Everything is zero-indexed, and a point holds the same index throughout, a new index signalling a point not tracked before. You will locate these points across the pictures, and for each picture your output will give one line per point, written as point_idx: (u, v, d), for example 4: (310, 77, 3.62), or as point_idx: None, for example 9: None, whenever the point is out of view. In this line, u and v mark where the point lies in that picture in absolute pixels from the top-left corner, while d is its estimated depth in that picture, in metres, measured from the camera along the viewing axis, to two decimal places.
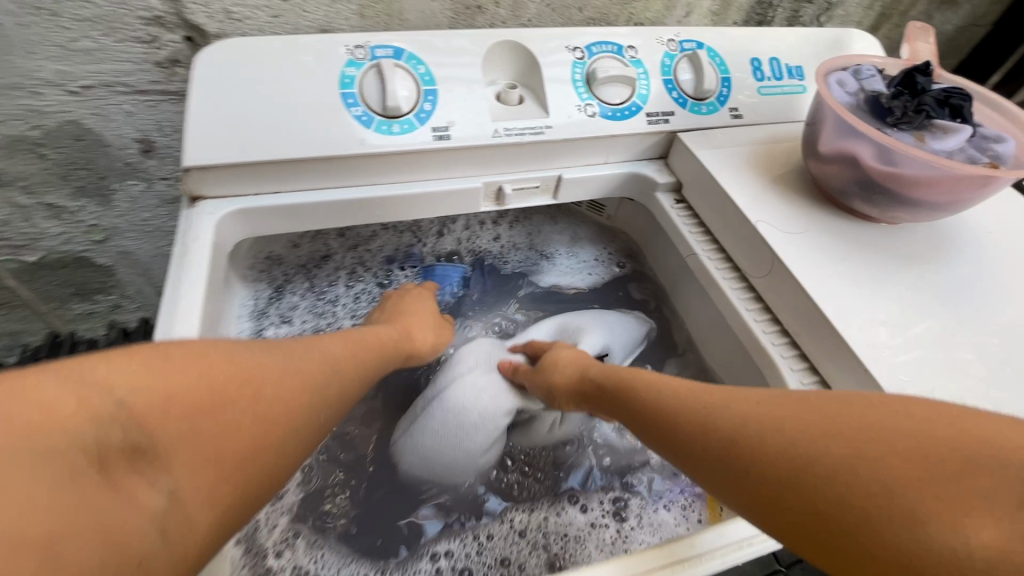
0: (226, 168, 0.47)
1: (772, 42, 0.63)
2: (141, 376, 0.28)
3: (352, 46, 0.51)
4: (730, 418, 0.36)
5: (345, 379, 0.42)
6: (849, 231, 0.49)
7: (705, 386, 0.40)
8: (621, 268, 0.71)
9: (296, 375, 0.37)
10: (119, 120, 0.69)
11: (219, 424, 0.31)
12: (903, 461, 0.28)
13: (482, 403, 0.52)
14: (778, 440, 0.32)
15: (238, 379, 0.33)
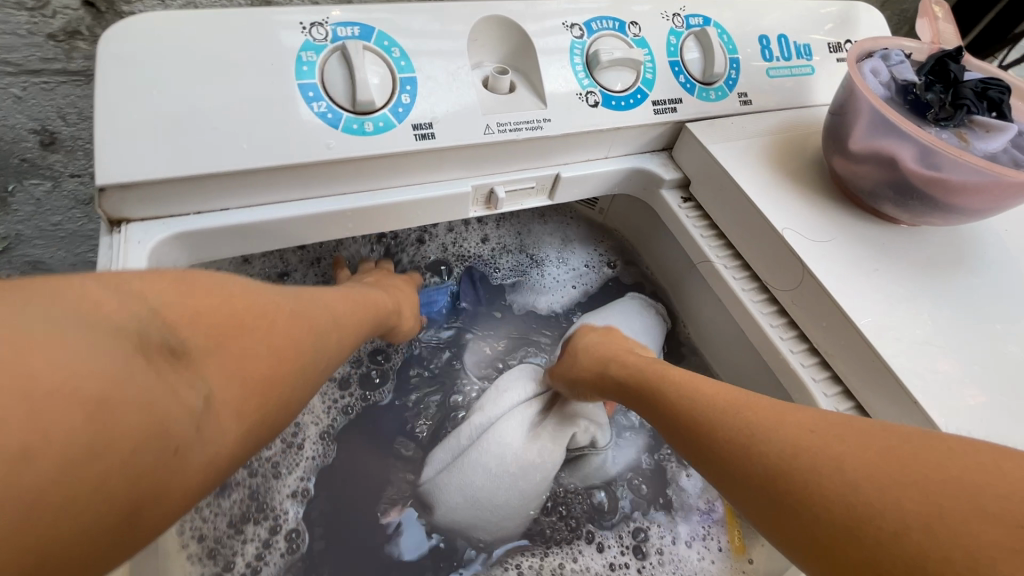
0: (157, 183, 0.38)
1: (780, 17, 0.57)
2: (170, 289, 0.26)
3: (307, 24, 0.41)
4: (778, 442, 0.30)
5: (347, 332, 0.39)
6: (878, 238, 0.45)
7: (750, 398, 0.34)
8: (611, 269, 0.67)
9: (307, 321, 0.34)
10: (6, 108, 0.56)
11: (246, 346, 0.28)
12: (990, 527, 0.22)
13: (517, 458, 0.48)
14: (834, 479, 0.27)
15: (256, 310, 0.30)
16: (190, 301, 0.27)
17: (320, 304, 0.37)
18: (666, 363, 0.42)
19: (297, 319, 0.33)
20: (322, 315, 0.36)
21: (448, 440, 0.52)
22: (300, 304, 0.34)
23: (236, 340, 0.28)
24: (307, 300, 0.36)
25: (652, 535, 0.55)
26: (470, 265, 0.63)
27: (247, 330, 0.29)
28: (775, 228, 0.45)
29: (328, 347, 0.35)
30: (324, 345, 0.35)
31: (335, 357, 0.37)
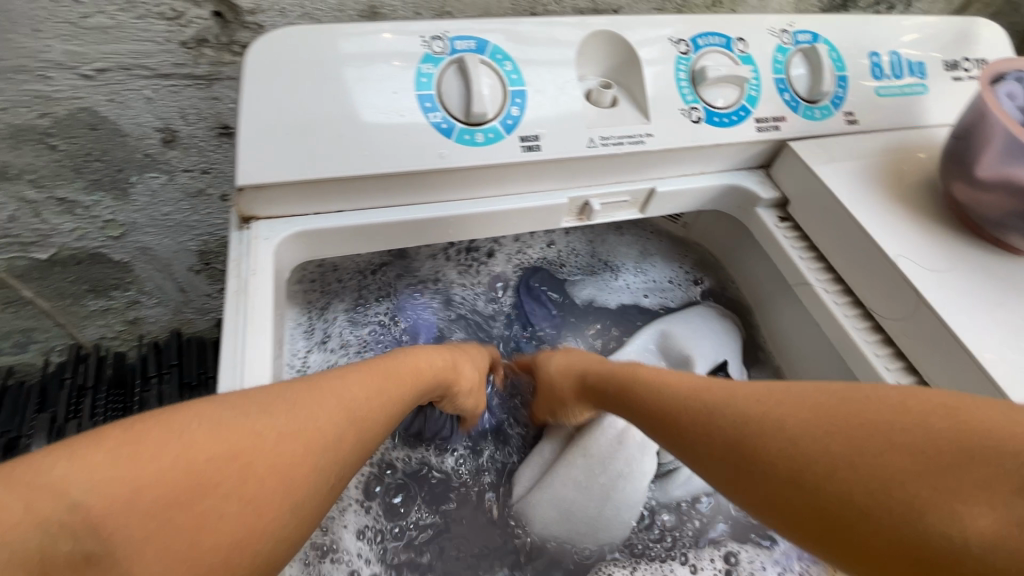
0: (285, 186, 0.41)
1: (891, 33, 0.55)
2: (104, 471, 0.24)
3: (428, 37, 0.43)
4: (733, 415, 0.34)
5: (362, 433, 0.35)
6: (1002, 268, 0.43)
7: (703, 384, 0.38)
8: (700, 286, 0.65)
9: (292, 441, 0.30)
10: (138, 107, 0.60)
11: (197, 515, 0.26)
12: (896, 452, 0.27)
13: (608, 467, 0.50)
14: (779, 437, 0.31)
15: (225, 456, 0.28)
16: (124, 482, 0.24)
17: (323, 396, 0.34)
18: (639, 364, 0.46)
19: (276, 443, 0.30)
20: (324, 418, 0.33)
21: (534, 456, 0.56)
22: (284, 422, 0.31)
23: (186, 511, 0.26)
24: (297, 407, 0.32)
25: (744, 560, 0.54)
26: (531, 268, 0.63)
27: (206, 492, 0.26)
28: (886, 254, 0.43)
29: (330, 454, 0.32)
30: (323, 461, 0.31)
31: (344, 464, 0.33)
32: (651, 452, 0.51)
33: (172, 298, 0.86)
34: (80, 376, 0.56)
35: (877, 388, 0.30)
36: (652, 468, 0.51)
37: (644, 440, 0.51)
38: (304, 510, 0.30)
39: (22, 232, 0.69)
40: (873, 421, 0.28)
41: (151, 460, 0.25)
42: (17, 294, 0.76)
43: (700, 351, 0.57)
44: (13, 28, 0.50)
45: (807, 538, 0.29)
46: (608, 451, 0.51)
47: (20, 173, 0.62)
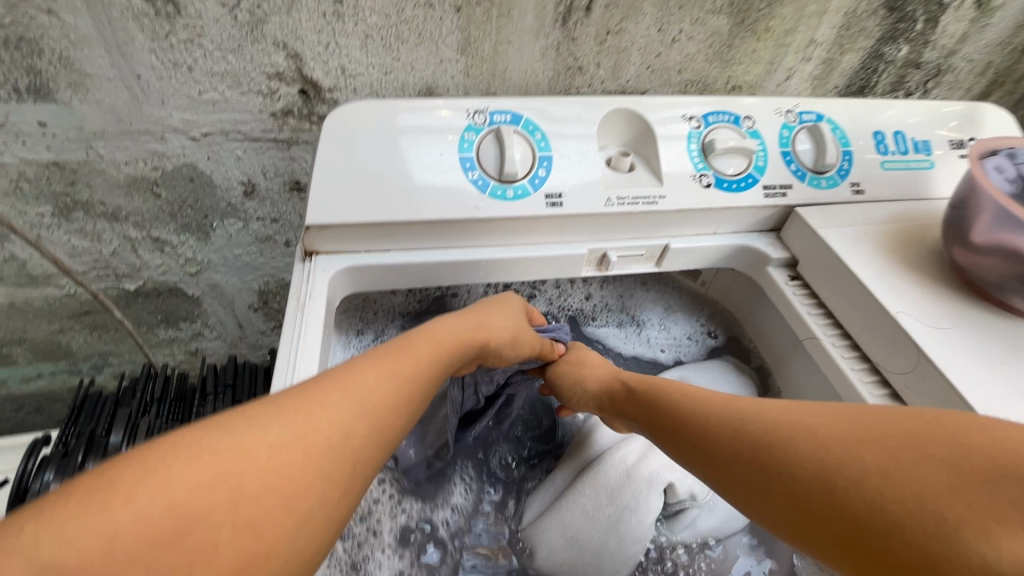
0: (345, 227, 0.48)
1: (897, 114, 0.60)
2: (71, 522, 0.22)
3: (472, 111, 0.52)
4: (762, 425, 0.36)
5: (382, 423, 0.33)
6: (1006, 329, 0.45)
7: (735, 398, 0.41)
8: (713, 339, 0.70)
9: (296, 443, 0.28)
10: (229, 164, 0.71)
11: (196, 545, 0.23)
12: (932, 469, 0.28)
13: (615, 497, 0.52)
14: (810, 444, 0.33)
15: (214, 476, 0.25)
16: (100, 530, 0.22)
17: (334, 394, 0.32)
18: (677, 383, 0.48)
19: (274, 458, 0.27)
20: (333, 421, 0.30)
21: (545, 486, 0.59)
22: (280, 432, 0.28)
23: (176, 552, 0.23)
24: (301, 414, 0.30)
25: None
26: (574, 316, 0.70)
27: (196, 526, 0.24)
28: (887, 310, 0.46)
29: (341, 457, 0.30)
30: (334, 468, 0.29)
31: (356, 471, 0.31)
32: (659, 489, 0.52)
33: (230, 332, 0.95)
34: (148, 390, 0.62)
35: (891, 408, 0.33)
36: (658, 505, 0.52)
37: (650, 475, 0.52)
38: (322, 520, 0.28)
39: (119, 265, 0.80)
40: (881, 433, 0.31)
41: (129, 505, 0.23)
42: (103, 319, 0.87)
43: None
44: (146, 100, 0.63)
45: (829, 549, 0.30)
46: (617, 483, 0.53)
47: (128, 215, 0.74)
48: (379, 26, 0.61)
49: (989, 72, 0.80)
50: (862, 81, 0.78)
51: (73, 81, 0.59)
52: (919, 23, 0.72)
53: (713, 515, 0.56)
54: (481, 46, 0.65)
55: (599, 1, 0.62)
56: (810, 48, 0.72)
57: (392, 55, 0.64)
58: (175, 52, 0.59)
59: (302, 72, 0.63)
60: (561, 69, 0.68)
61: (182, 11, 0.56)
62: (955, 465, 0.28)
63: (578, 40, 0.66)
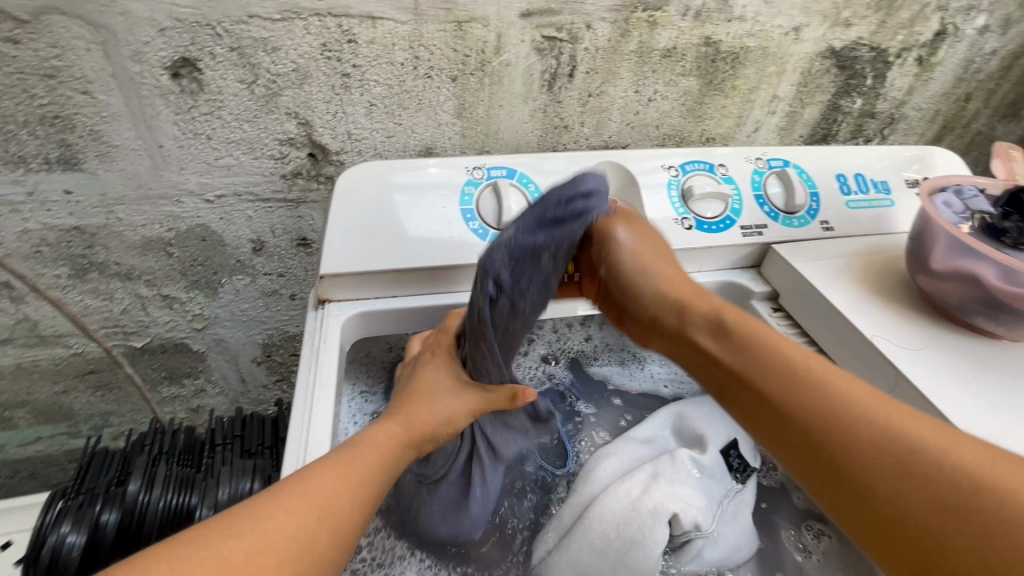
0: (357, 275, 0.52)
1: (856, 158, 0.66)
2: None
3: (471, 168, 0.57)
4: (938, 471, 0.32)
5: (343, 522, 0.37)
6: (968, 348, 0.49)
7: (899, 411, 0.36)
8: None
9: (265, 550, 0.33)
10: (240, 224, 0.76)
11: None
12: None
13: (623, 532, 0.53)
14: (1001, 514, 0.30)
15: None
16: None
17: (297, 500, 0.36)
18: (824, 363, 0.39)
19: (243, 566, 0.32)
20: (296, 526, 0.35)
21: (553, 519, 0.59)
22: (249, 542, 0.33)
23: None
24: (267, 523, 0.34)
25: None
26: (575, 357, 0.71)
27: None
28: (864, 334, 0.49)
29: (304, 560, 0.34)
30: (299, 569, 0.33)
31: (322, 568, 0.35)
32: (664, 520, 0.52)
33: (232, 387, 0.96)
34: (157, 444, 0.62)
35: None
36: (664, 537, 0.52)
37: (656, 506, 0.53)
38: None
39: (128, 323, 0.82)
40: None
41: None
42: (108, 378, 0.88)
43: (713, 432, 0.61)
44: (166, 167, 0.67)
45: None
46: (623, 516, 0.53)
47: (142, 274, 0.77)
48: (383, 96, 0.67)
49: (938, 119, 0.88)
50: (825, 130, 0.85)
51: (100, 151, 0.64)
52: (869, 78, 0.80)
53: (718, 546, 0.56)
54: (476, 110, 0.71)
55: (580, 69, 0.70)
56: (773, 102, 0.79)
57: (394, 120, 0.70)
58: (196, 124, 0.65)
59: (311, 137, 0.69)
60: (548, 128, 0.75)
61: (205, 88, 0.62)
62: None
63: (563, 102, 0.72)
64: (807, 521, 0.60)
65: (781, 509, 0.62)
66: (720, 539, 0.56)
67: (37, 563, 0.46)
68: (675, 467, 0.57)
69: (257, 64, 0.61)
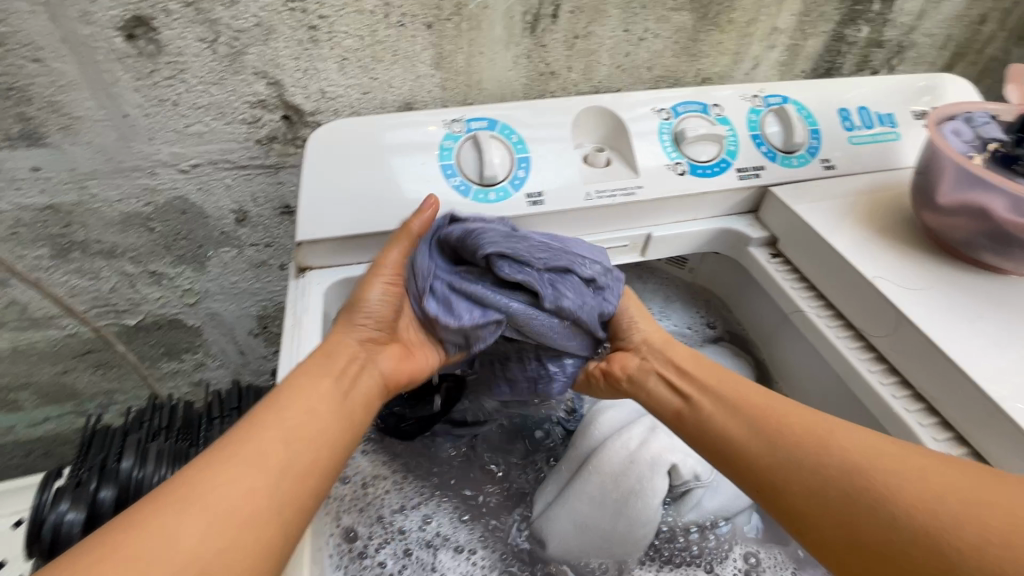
0: (336, 241, 0.51)
1: (860, 91, 0.62)
2: (165, 524, 0.32)
3: (450, 121, 0.54)
4: (760, 407, 0.43)
5: (340, 393, 0.43)
6: (975, 284, 0.47)
7: (740, 396, 0.45)
8: (712, 330, 0.70)
9: (281, 427, 0.39)
10: (219, 194, 0.73)
11: (251, 494, 0.35)
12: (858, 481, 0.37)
13: (623, 483, 0.53)
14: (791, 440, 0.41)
15: (235, 464, 0.36)
16: (177, 519, 0.32)
17: (201, 501, 0.33)
18: (683, 355, 0.50)
19: (259, 436, 0.38)
20: (293, 406, 0.40)
21: (553, 475, 0.59)
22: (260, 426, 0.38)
23: (245, 500, 0.34)
24: (270, 411, 0.39)
25: (763, 563, 0.57)
26: None
27: (250, 485, 0.35)
28: (864, 276, 0.48)
29: (308, 416, 0.40)
30: (312, 420, 0.40)
31: (252, 564, 0.33)
32: (662, 471, 0.52)
33: (232, 360, 0.96)
34: (155, 420, 0.62)
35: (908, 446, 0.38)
36: (663, 487, 0.52)
37: (653, 457, 0.53)
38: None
39: (119, 302, 0.81)
40: (808, 441, 0.40)
41: (185, 507, 0.33)
42: (107, 357, 0.88)
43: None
44: (135, 137, 0.64)
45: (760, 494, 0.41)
46: (620, 468, 0.53)
47: (125, 252, 0.76)
48: (355, 48, 0.63)
49: (950, 45, 0.82)
50: (828, 64, 0.80)
51: (63, 124, 0.61)
52: (876, 3, 0.74)
53: (717, 495, 0.56)
54: (455, 59, 0.67)
55: (564, 8, 0.65)
56: (773, 36, 0.74)
57: (369, 75, 0.66)
58: (160, 89, 0.61)
59: (283, 98, 0.65)
60: (534, 76, 0.71)
61: (164, 49, 0.58)
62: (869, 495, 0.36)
63: (547, 46, 0.68)
64: None
65: None
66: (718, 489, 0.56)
67: (39, 542, 0.45)
68: None
69: (217, 20, 0.57)
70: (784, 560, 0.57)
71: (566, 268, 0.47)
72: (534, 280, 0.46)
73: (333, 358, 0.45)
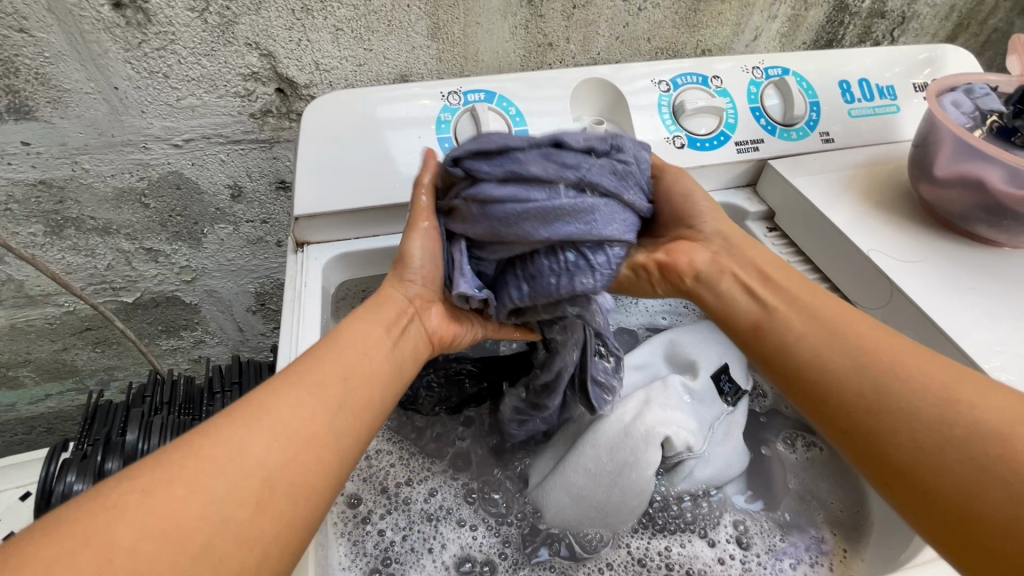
0: (334, 215, 0.51)
1: (861, 62, 0.61)
2: (222, 451, 0.32)
3: (447, 92, 0.54)
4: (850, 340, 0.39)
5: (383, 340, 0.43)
6: (968, 256, 0.48)
7: (842, 327, 0.40)
8: None
9: (330, 368, 0.39)
10: (214, 169, 0.72)
11: (301, 429, 0.35)
12: (977, 434, 0.33)
13: (618, 455, 0.53)
14: (898, 382, 0.36)
15: (283, 400, 0.36)
16: (230, 446, 0.33)
17: (257, 429, 0.34)
18: (767, 258, 0.45)
19: (301, 377, 0.38)
20: (339, 352, 0.40)
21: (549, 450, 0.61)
22: (302, 369, 0.38)
23: (298, 434, 0.35)
24: (317, 354, 0.40)
25: (751, 530, 0.58)
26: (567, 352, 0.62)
27: (299, 424, 0.35)
28: (860, 249, 0.48)
29: (351, 358, 0.41)
30: (356, 364, 0.40)
31: (313, 481, 0.34)
32: (656, 442, 0.53)
33: (231, 337, 0.96)
34: (157, 395, 0.62)
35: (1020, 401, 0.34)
36: (657, 459, 0.53)
37: (648, 430, 0.53)
38: (285, 538, 0.32)
39: (115, 279, 0.81)
40: (924, 387, 0.35)
41: (238, 435, 0.33)
42: (105, 334, 0.88)
43: (704, 358, 0.61)
44: (126, 111, 0.63)
45: (840, 437, 0.38)
46: (616, 440, 0.54)
47: (120, 228, 0.75)
48: (348, 18, 0.62)
49: (953, 15, 0.81)
50: (830, 35, 0.79)
51: (52, 97, 0.60)
52: None
53: (708, 466, 0.58)
54: (451, 30, 0.65)
55: None
56: (774, 6, 0.73)
57: (364, 47, 0.65)
58: (150, 61, 0.60)
59: (277, 70, 0.64)
60: (531, 47, 0.69)
61: (153, 19, 0.57)
62: (992, 444, 0.32)
63: (545, 16, 0.67)
64: (795, 436, 0.62)
65: (773, 425, 0.64)
66: (709, 464, 0.58)
67: (48, 509, 0.46)
68: (667, 392, 0.57)
69: None
70: (776, 526, 0.58)
71: (552, 141, 0.41)
72: (518, 161, 0.40)
73: (381, 306, 0.46)
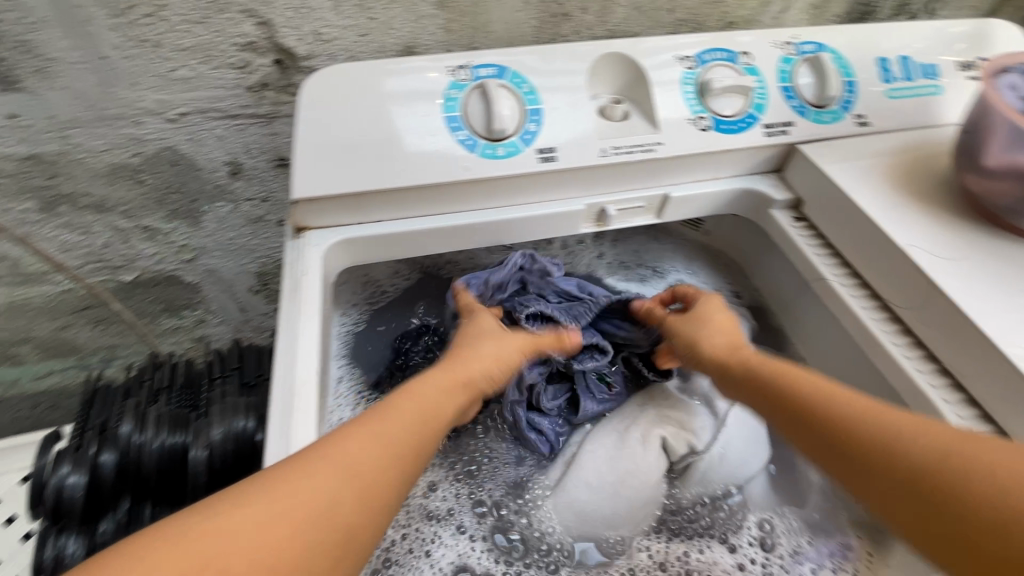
0: (334, 199, 0.48)
1: (902, 39, 0.56)
2: (295, 489, 0.33)
3: (455, 67, 0.50)
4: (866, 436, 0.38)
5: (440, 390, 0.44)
6: (1014, 254, 0.45)
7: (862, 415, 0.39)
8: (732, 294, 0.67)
9: (387, 417, 0.39)
10: (210, 145, 0.68)
11: (366, 480, 0.35)
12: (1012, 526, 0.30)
13: (620, 466, 0.54)
14: (918, 472, 0.34)
15: (352, 445, 0.36)
16: (299, 489, 0.33)
17: (327, 475, 0.34)
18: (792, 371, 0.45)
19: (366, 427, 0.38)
20: (400, 402, 0.41)
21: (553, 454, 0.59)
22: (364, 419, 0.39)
23: (363, 483, 0.35)
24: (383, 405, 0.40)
25: (778, 528, 0.56)
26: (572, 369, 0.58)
27: (364, 473, 0.35)
28: (897, 244, 0.45)
29: (410, 407, 0.41)
30: (413, 416, 0.41)
31: (368, 525, 0.35)
32: (655, 445, 0.55)
33: (234, 318, 0.94)
34: (157, 379, 0.61)
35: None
36: (658, 463, 0.54)
37: (644, 435, 0.55)
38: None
39: (113, 257, 0.79)
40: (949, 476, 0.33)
41: (308, 479, 0.34)
42: (105, 312, 0.86)
43: None
44: (116, 82, 0.60)
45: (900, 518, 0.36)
46: (615, 450, 0.55)
47: (116, 205, 0.73)
48: None
49: None
50: (865, 7, 0.73)
51: (38, 68, 0.57)
52: None
53: (724, 465, 0.55)
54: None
55: None
56: None
57: (367, 15, 0.60)
58: (139, 29, 0.56)
59: (274, 40, 0.60)
60: (545, 17, 0.65)
61: None
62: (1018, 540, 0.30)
63: None
64: None
65: None
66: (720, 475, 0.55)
67: (42, 501, 0.46)
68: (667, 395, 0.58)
69: None
70: (800, 527, 0.56)
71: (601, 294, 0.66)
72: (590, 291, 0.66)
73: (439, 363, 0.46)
